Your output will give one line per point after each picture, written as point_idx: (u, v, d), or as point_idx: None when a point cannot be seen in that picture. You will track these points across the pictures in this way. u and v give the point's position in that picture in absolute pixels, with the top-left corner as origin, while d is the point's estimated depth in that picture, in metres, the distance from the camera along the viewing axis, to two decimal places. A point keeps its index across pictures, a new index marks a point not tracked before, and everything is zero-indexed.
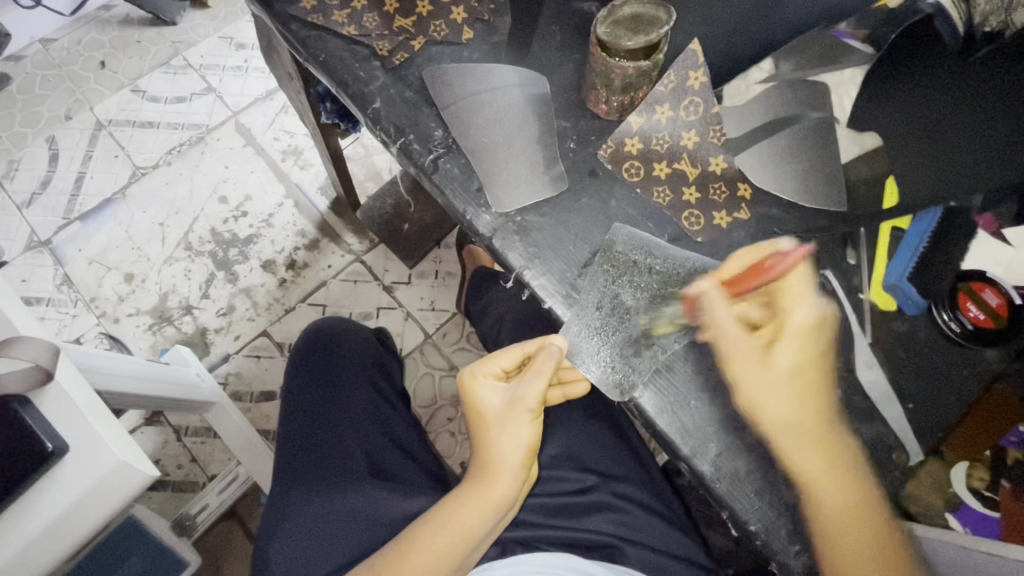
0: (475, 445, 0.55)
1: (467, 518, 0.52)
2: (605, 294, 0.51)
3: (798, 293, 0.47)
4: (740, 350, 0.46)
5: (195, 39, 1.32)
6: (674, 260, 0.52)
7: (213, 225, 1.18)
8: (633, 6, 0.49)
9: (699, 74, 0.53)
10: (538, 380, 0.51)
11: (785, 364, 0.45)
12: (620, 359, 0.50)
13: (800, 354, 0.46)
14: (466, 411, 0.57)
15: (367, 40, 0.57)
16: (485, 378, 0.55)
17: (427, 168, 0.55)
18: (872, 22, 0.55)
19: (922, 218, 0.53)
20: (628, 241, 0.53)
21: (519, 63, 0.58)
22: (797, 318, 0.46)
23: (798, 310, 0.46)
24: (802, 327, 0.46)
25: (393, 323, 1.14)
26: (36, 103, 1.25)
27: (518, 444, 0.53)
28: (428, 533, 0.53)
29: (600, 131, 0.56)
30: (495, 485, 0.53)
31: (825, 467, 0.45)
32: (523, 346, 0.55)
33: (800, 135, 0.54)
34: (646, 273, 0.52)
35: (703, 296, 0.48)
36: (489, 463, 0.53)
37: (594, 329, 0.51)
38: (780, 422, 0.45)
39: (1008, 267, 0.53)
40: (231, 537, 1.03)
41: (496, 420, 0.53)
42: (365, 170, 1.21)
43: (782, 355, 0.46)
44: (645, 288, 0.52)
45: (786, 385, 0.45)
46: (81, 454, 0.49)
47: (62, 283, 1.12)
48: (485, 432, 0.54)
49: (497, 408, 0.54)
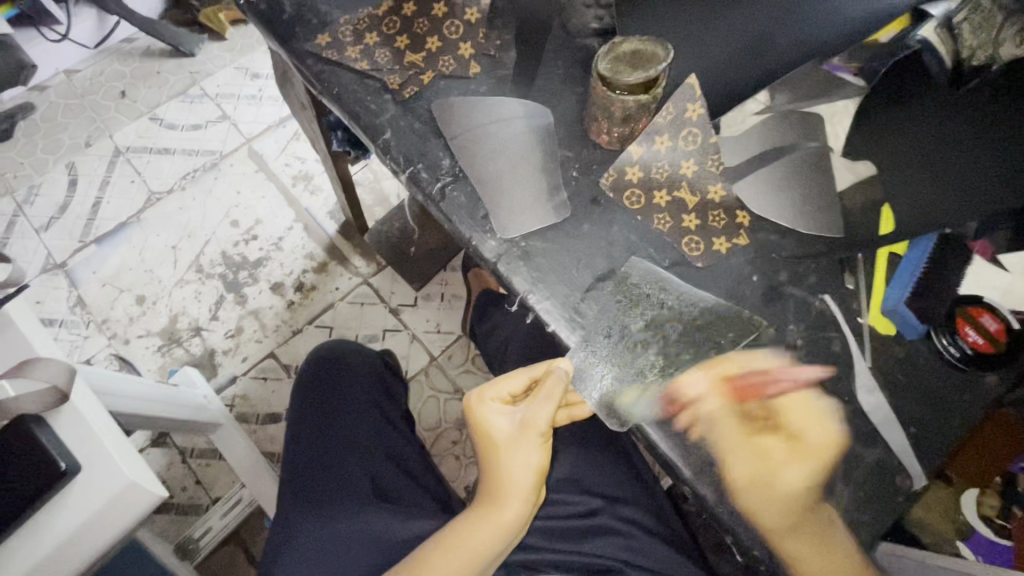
0: (484, 469, 0.56)
1: (479, 540, 0.53)
2: (613, 325, 0.52)
3: (800, 415, 0.50)
4: (761, 460, 0.48)
5: (212, 69, 1.36)
6: (682, 293, 0.53)
7: (224, 248, 1.20)
8: (632, 43, 0.51)
9: (696, 107, 0.56)
10: (548, 405, 0.52)
11: (793, 478, 0.48)
12: (620, 386, 0.50)
13: (811, 465, 0.49)
14: (473, 435, 0.57)
15: (378, 74, 0.60)
16: (493, 403, 0.56)
17: (434, 195, 0.57)
18: (865, 57, 0.58)
19: (917, 245, 0.55)
20: (642, 274, 0.54)
21: (524, 96, 0.60)
22: (817, 436, 0.50)
23: (818, 428, 0.50)
24: (819, 442, 0.50)
25: (399, 345, 1.15)
26: (59, 131, 1.29)
27: (529, 466, 0.54)
28: (439, 556, 0.54)
29: (602, 160, 0.58)
30: (506, 508, 0.54)
31: (812, 545, 0.48)
32: (531, 369, 0.55)
33: (794, 164, 0.56)
34: (659, 306, 0.52)
35: (700, 403, 0.49)
36: (500, 485, 0.54)
37: (600, 356, 0.51)
38: (779, 518, 0.48)
39: (1006, 294, 0.53)
40: (233, 561, 1.03)
41: (507, 445, 0.54)
42: (373, 195, 1.24)
43: (794, 468, 0.48)
44: (654, 319, 0.52)
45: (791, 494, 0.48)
46: (92, 474, 0.50)
47: (75, 304, 1.14)
48: (496, 457, 0.54)
49: (508, 432, 0.54)
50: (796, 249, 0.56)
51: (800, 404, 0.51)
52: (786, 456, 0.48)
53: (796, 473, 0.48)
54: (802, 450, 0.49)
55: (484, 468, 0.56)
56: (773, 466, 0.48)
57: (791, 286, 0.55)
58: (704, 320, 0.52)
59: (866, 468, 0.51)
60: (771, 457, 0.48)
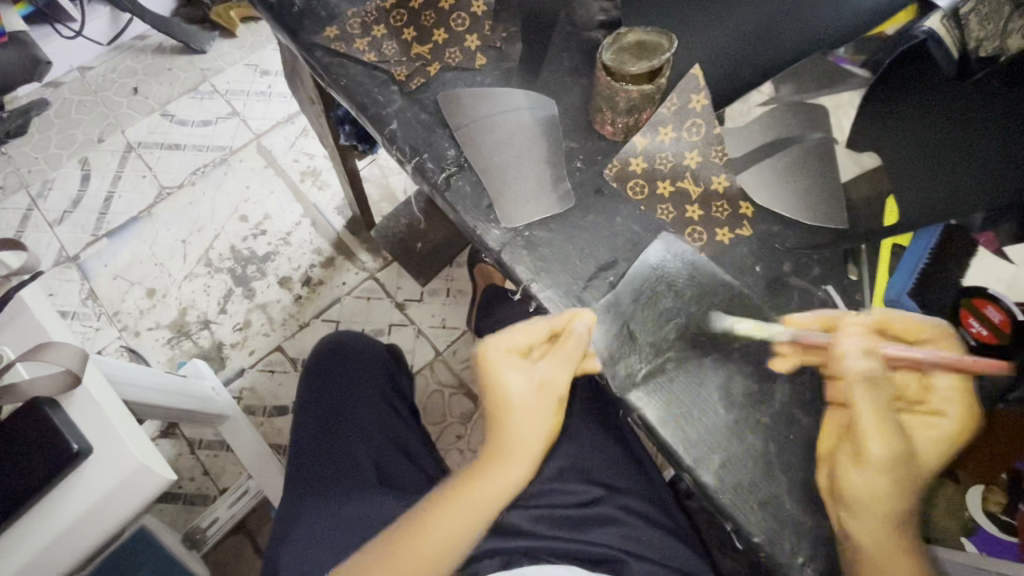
0: (492, 419, 0.55)
1: (481, 497, 0.54)
2: (636, 297, 0.52)
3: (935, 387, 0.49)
4: (908, 431, 0.48)
5: (222, 66, 1.38)
6: (704, 273, 0.53)
7: (233, 242, 1.21)
8: (637, 33, 0.52)
9: (700, 97, 0.56)
10: (564, 364, 0.51)
11: (930, 444, 0.48)
12: (631, 349, 0.51)
13: (946, 436, 0.48)
14: (484, 390, 0.55)
15: (385, 66, 0.61)
16: (510, 355, 0.54)
17: (440, 185, 0.57)
18: (869, 49, 0.59)
19: (922, 235, 0.53)
20: (673, 252, 0.54)
21: (529, 88, 0.61)
22: (941, 408, 0.48)
23: (945, 397, 0.49)
24: (947, 414, 0.48)
25: (404, 339, 1.16)
26: (72, 127, 1.31)
27: (536, 424, 0.53)
28: (443, 509, 0.55)
29: (607, 151, 0.58)
30: (509, 465, 0.54)
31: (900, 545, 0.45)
32: (550, 319, 0.53)
33: (797, 156, 0.57)
34: (683, 290, 0.53)
35: (851, 370, 0.49)
36: (506, 442, 0.54)
37: (615, 325, 0.52)
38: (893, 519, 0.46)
39: (1013, 285, 0.49)
40: (240, 551, 1.04)
41: (520, 399, 0.53)
42: (380, 191, 1.25)
43: (928, 435, 0.48)
44: (675, 297, 0.52)
45: (929, 468, 0.47)
46: (105, 456, 0.51)
47: (87, 297, 1.16)
48: (507, 410, 0.53)
49: (524, 386, 0.53)
50: (799, 240, 0.56)
51: (942, 382, 0.49)
52: (931, 416, 0.48)
53: (929, 443, 0.48)
54: (933, 419, 0.48)
55: (490, 418, 0.55)
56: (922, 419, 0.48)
57: (795, 276, 0.55)
58: (726, 307, 0.52)
59: None
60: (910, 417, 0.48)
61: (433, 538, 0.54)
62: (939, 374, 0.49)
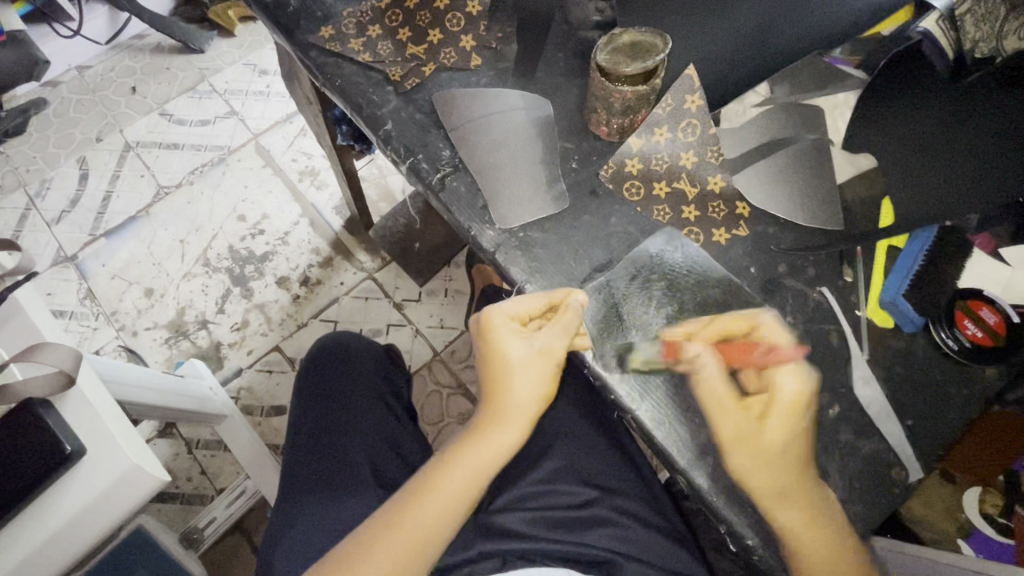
0: (488, 386, 0.54)
1: (479, 463, 0.53)
2: (629, 283, 0.53)
3: (775, 371, 0.49)
4: (743, 424, 0.47)
5: (220, 65, 1.38)
6: (696, 260, 0.54)
7: (231, 242, 1.21)
8: (632, 34, 0.52)
9: (696, 98, 0.56)
10: (563, 337, 0.50)
11: (775, 434, 0.47)
12: (623, 334, 0.52)
13: (790, 422, 0.47)
14: (482, 358, 0.54)
15: (381, 66, 0.60)
16: (510, 325, 0.52)
17: (434, 186, 0.57)
18: (864, 50, 0.61)
19: (916, 239, 0.55)
20: (666, 240, 0.55)
21: (525, 89, 0.60)
22: (787, 391, 0.48)
23: (786, 380, 0.48)
24: (790, 399, 0.48)
25: (402, 339, 1.16)
26: (70, 126, 1.31)
27: (533, 393, 0.53)
28: (441, 476, 0.54)
29: (602, 152, 0.58)
30: (507, 431, 0.53)
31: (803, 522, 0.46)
32: (548, 292, 0.52)
33: (792, 157, 0.56)
34: (673, 276, 0.53)
35: (695, 361, 0.50)
36: (500, 406, 0.53)
37: (611, 312, 0.53)
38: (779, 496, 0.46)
39: (1007, 287, 0.54)
40: (237, 550, 1.04)
41: (519, 368, 0.52)
42: (378, 191, 1.25)
43: (774, 424, 0.47)
44: (665, 283, 0.53)
45: (781, 452, 0.47)
46: (98, 457, 0.51)
47: (84, 296, 1.16)
48: (507, 378, 0.52)
49: (523, 356, 0.52)
50: (795, 241, 0.56)
51: (784, 371, 0.49)
52: (765, 409, 0.48)
53: (776, 432, 0.47)
54: (775, 407, 0.47)
55: (486, 386, 0.54)
56: (758, 411, 0.48)
57: (790, 277, 0.55)
58: (718, 294, 0.53)
59: (862, 462, 0.51)
60: (749, 410, 0.48)
61: (429, 509, 0.53)
62: (775, 366, 0.49)
